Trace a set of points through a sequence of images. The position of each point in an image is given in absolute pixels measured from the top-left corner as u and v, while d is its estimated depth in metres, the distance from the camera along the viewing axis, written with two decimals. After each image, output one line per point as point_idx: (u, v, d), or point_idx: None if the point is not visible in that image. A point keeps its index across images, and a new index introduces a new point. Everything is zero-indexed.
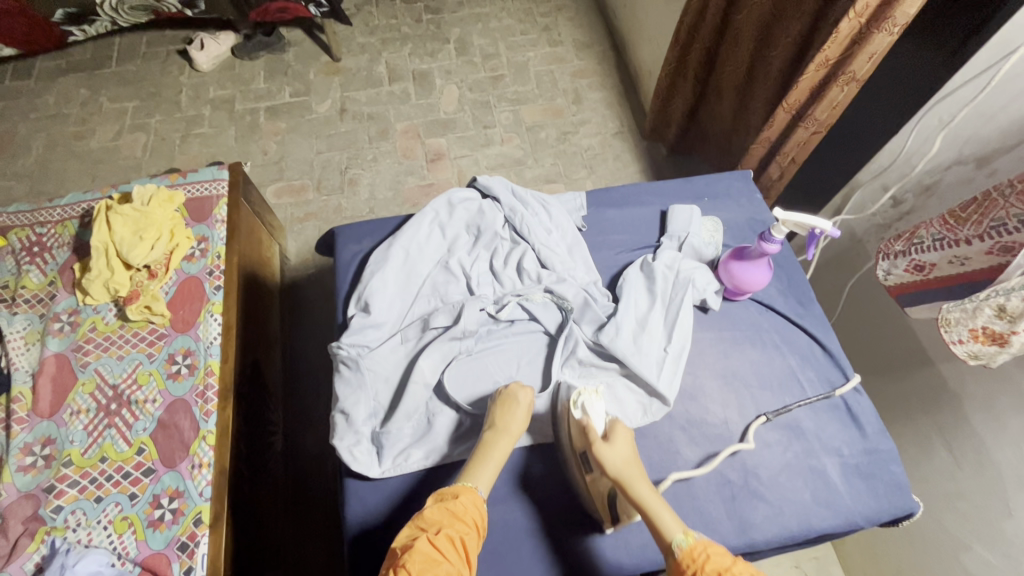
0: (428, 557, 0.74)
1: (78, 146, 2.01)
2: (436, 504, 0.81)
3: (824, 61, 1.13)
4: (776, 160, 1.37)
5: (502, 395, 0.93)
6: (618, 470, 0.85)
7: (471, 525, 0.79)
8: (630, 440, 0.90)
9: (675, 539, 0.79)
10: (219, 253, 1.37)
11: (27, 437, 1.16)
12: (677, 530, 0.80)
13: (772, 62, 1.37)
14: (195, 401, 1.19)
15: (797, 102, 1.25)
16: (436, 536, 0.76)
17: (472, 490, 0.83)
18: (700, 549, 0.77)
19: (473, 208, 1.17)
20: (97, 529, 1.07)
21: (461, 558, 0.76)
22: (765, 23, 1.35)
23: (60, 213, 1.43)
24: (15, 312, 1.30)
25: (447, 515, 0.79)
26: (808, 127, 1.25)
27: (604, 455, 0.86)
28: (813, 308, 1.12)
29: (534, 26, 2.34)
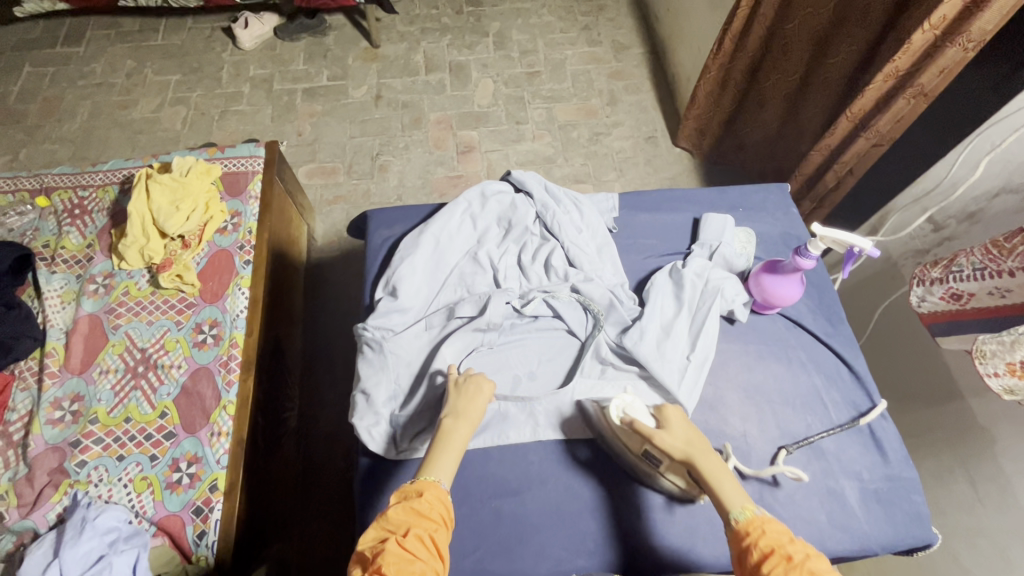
0: (399, 559, 0.69)
1: (121, 116, 2.06)
2: (400, 504, 0.76)
3: (893, 72, 1.11)
4: (832, 169, 1.34)
5: (457, 383, 0.91)
6: (679, 450, 0.84)
7: (440, 520, 0.75)
8: (685, 421, 0.87)
9: (734, 512, 0.77)
10: (251, 229, 1.40)
11: (57, 392, 1.20)
12: (736, 503, 0.78)
13: (830, 70, 1.35)
14: (218, 370, 1.22)
15: (860, 112, 1.21)
16: (405, 538, 0.72)
17: (436, 485, 0.78)
18: (758, 523, 0.74)
19: (505, 201, 1.18)
20: (117, 486, 1.10)
21: (433, 554, 0.72)
22: (822, 32, 1.33)
23: (102, 178, 1.48)
24: (53, 271, 1.35)
25: (412, 514, 0.74)
26: (869, 138, 1.23)
27: (662, 441, 0.85)
28: (843, 328, 1.10)
29: (574, 25, 2.33)
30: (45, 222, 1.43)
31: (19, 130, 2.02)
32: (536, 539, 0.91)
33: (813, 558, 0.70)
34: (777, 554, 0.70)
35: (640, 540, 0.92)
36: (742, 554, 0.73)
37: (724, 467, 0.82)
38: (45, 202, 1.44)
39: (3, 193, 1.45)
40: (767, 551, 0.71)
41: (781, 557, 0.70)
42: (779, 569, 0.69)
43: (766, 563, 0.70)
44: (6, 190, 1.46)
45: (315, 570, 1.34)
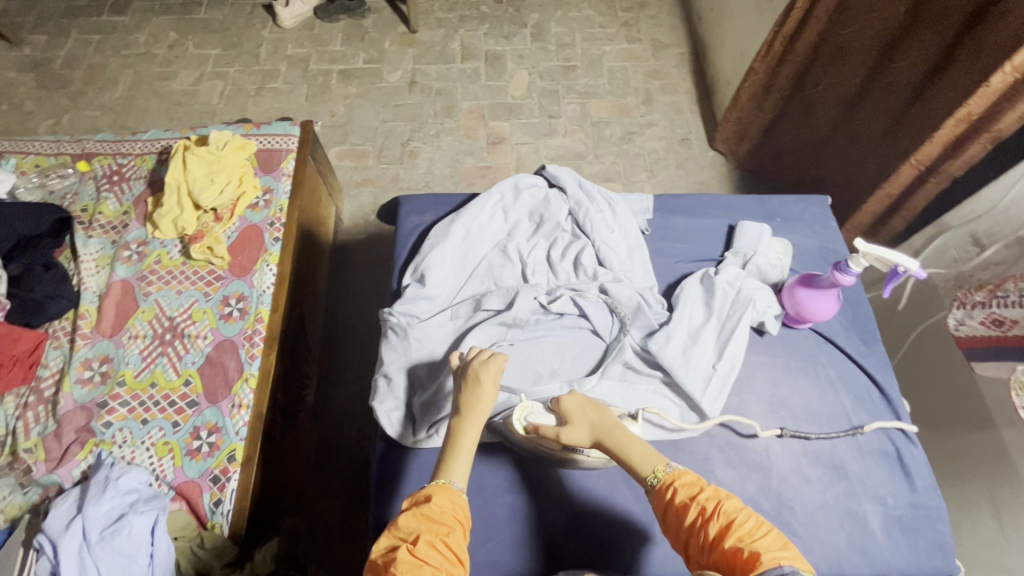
0: (411, 564, 0.68)
1: (161, 87, 2.09)
2: (410, 511, 0.75)
3: (965, 116, 1.09)
4: (900, 214, 1.33)
5: (466, 373, 0.88)
6: (586, 436, 0.86)
7: (453, 524, 0.74)
8: (583, 405, 0.88)
9: (647, 478, 0.79)
10: (281, 206, 1.42)
11: (88, 353, 1.23)
12: (647, 468, 0.80)
13: (893, 76, 1.29)
14: (242, 344, 1.24)
15: (927, 158, 1.19)
16: (416, 544, 0.70)
17: (447, 487, 0.77)
18: (669, 482, 0.77)
19: (538, 196, 1.17)
20: (139, 449, 1.13)
21: (447, 558, 0.70)
22: (889, 37, 1.27)
23: (141, 147, 1.50)
24: (90, 235, 1.38)
25: (423, 520, 0.73)
26: (937, 183, 1.21)
27: (570, 438, 0.86)
28: (876, 348, 1.08)
29: (614, 20, 2.30)
30: (85, 186, 1.46)
31: (64, 95, 2.06)
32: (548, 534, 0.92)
33: (724, 497, 0.72)
34: (691, 507, 0.72)
35: (652, 545, 0.91)
36: (664, 511, 0.75)
37: (628, 435, 0.84)
38: (85, 167, 1.47)
39: (46, 156, 1.49)
40: (684, 504, 0.73)
41: (697, 510, 0.72)
42: (696, 522, 0.71)
43: (685, 516, 0.72)
44: (49, 153, 1.50)
45: (323, 547, 1.36)
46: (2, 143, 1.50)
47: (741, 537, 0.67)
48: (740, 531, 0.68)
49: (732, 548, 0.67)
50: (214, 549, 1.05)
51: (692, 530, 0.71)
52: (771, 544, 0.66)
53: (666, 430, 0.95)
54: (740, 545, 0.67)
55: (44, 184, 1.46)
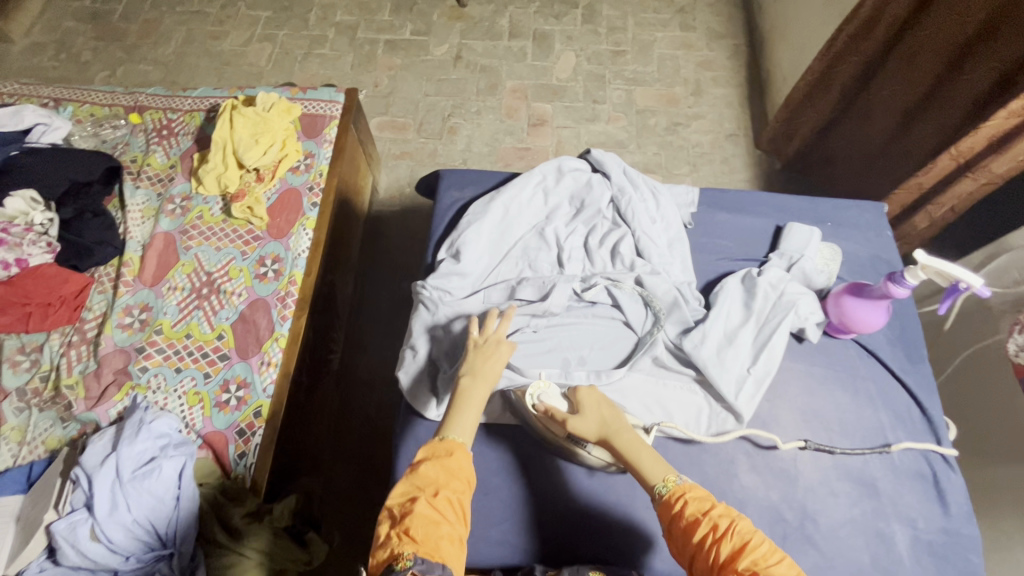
0: (430, 519, 0.70)
1: (211, 46, 2.12)
2: (430, 461, 0.76)
3: (1018, 110, 1.08)
4: (927, 209, 1.33)
5: (478, 346, 0.90)
6: (593, 430, 0.84)
7: (466, 483, 0.76)
8: (600, 400, 0.86)
9: (656, 485, 0.78)
10: (321, 172, 1.43)
11: (129, 299, 1.27)
12: (659, 477, 0.79)
13: (960, 87, 1.22)
14: (275, 304, 1.26)
15: (969, 151, 1.19)
16: (435, 497, 0.72)
17: (464, 446, 0.79)
18: (678, 494, 0.75)
19: (581, 180, 1.15)
20: (172, 396, 1.17)
21: (460, 518, 0.72)
22: (960, 45, 1.19)
23: (190, 103, 1.53)
24: (138, 186, 1.42)
25: (443, 472, 0.75)
26: (976, 178, 1.21)
27: (575, 426, 0.85)
28: (921, 366, 1.03)
29: (669, 6, 2.22)
30: (135, 138, 1.50)
31: (119, 48, 2.11)
32: (560, 520, 0.93)
33: (738, 518, 0.71)
34: (703, 523, 0.71)
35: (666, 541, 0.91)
36: (669, 524, 0.74)
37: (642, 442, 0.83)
38: (137, 119, 1.51)
39: (100, 106, 1.53)
40: (694, 519, 0.72)
41: (709, 525, 0.71)
42: (707, 538, 0.70)
43: (695, 531, 0.71)
44: (103, 103, 1.53)
45: (337, 508, 1.39)
46: (60, 90, 1.55)
47: (756, 560, 0.66)
48: (754, 553, 0.67)
49: (745, 570, 0.66)
50: (235, 495, 1.09)
51: (702, 545, 0.70)
52: (785, 570, 0.65)
53: (678, 440, 0.94)
54: (754, 569, 0.66)
55: (97, 133, 1.50)
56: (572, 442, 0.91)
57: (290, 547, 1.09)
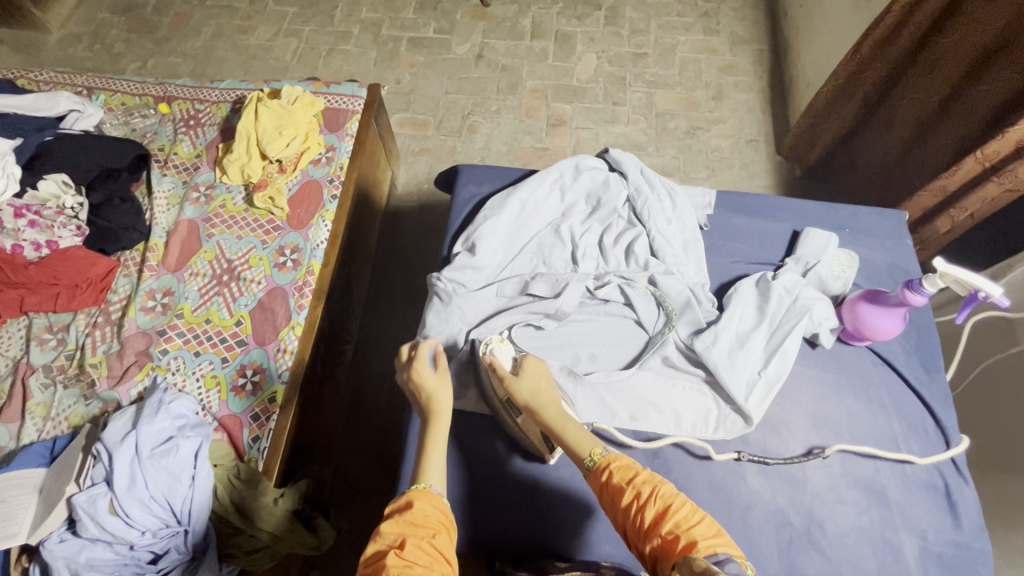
0: (401, 565, 0.68)
1: (239, 40, 2.17)
2: (393, 518, 0.76)
3: None
4: (949, 213, 1.34)
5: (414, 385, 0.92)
6: (526, 397, 0.87)
7: (437, 526, 0.75)
8: (541, 370, 0.90)
9: (584, 459, 0.79)
10: (342, 165, 1.45)
11: (153, 284, 1.30)
12: (586, 451, 0.80)
13: (980, 97, 1.21)
14: (292, 293, 1.29)
15: (994, 155, 1.18)
16: (404, 547, 0.71)
17: (427, 493, 0.79)
18: (605, 464, 0.76)
19: (598, 178, 1.16)
20: (190, 378, 1.20)
21: (438, 557, 0.71)
22: (981, 53, 1.18)
23: (217, 95, 1.57)
24: (165, 173, 1.45)
25: (407, 524, 0.74)
26: (1000, 183, 1.20)
27: (513, 388, 0.88)
28: (937, 377, 1.02)
29: (693, 10, 2.21)
30: (163, 127, 1.54)
31: (151, 40, 2.17)
32: (563, 512, 0.94)
33: (660, 482, 0.72)
34: (628, 491, 0.72)
35: None
36: (600, 494, 0.75)
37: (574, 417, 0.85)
38: (166, 109, 1.55)
39: (131, 95, 1.57)
40: (619, 488, 0.73)
41: (634, 493, 0.71)
42: (632, 506, 0.70)
43: (622, 499, 0.72)
44: (134, 93, 1.58)
45: (345, 495, 1.41)
46: (93, 79, 1.59)
47: (677, 522, 0.66)
48: (675, 516, 0.67)
49: (668, 533, 0.66)
50: (246, 478, 1.10)
51: (628, 513, 0.71)
52: (705, 530, 0.65)
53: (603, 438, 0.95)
54: (675, 530, 0.66)
55: (128, 122, 1.54)
56: (507, 407, 0.93)
57: (299, 530, 1.12)
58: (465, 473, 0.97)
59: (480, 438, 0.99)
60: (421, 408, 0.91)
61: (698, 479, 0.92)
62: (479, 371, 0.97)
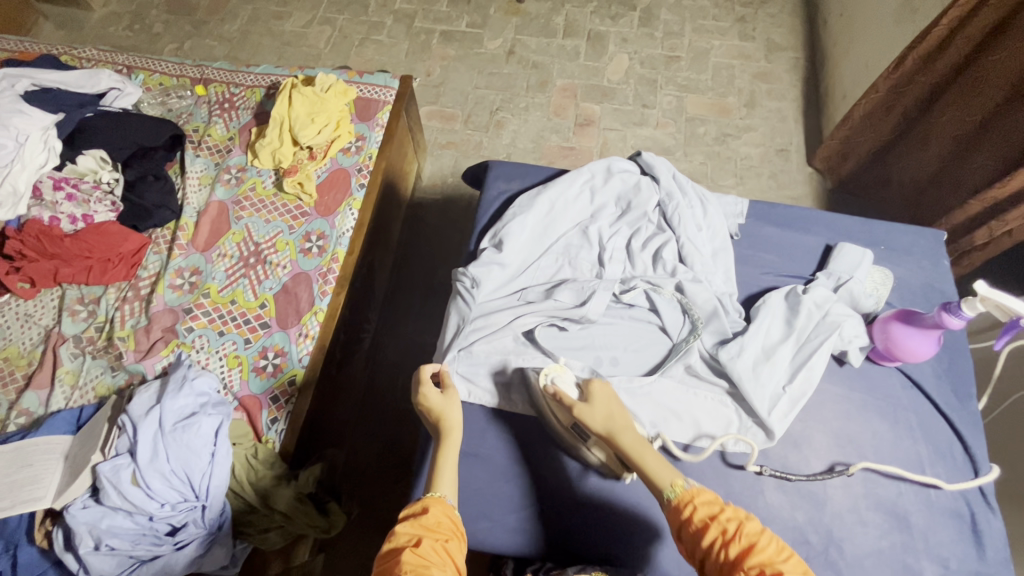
0: (415, 564, 0.69)
1: (274, 25, 2.19)
2: (408, 521, 0.77)
3: None
4: (989, 224, 1.28)
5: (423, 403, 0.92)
6: (599, 423, 0.86)
7: (450, 532, 0.76)
8: (609, 396, 0.89)
9: (665, 490, 0.78)
10: (371, 155, 1.46)
11: (182, 262, 1.33)
12: (667, 482, 0.78)
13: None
14: (317, 279, 1.30)
15: None
16: (419, 547, 0.72)
17: (441, 500, 0.80)
18: (687, 499, 0.75)
19: (629, 181, 1.15)
20: (213, 357, 1.22)
21: (449, 562, 0.72)
22: None
23: (253, 79, 1.59)
24: (198, 154, 1.48)
25: (421, 528, 0.75)
26: None
27: (582, 414, 0.87)
28: (967, 403, 1.00)
29: (729, 14, 2.18)
30: (199, 109, 1.56)
31: (189, 22, 2.20)
32: (577, 514, 0.93)
33: (746, 519, 0.71)
34: (712, 526, 0.71)
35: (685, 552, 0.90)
36: (681, 529, 0.74)
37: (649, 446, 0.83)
38: (202, 91, 1.57)
39: (169, 76, 1.60)
40: (703, 524, 0.72)
41: (718, 529, 0.71)
42: (716, 542, 0.70)
43: (705, 535, 0.71)
44: (172, 74, 1.61)
45: (356, 480, 1.43)
46: (133, 58, 1.62)
47: (765, 561, 0.66)
48: (763, 554, 0.67)
49: (756, 570, 0.66)
50: (264, 459, 1.12)
51: (711, 549, 0.70)
52: (794, 569, 0.65)
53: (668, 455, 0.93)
54: (764, 569, 0.65)
55: (164, 102, 1.56)
56: (576, 433, 0.92)
57: (311, 513, 1.12)
58: (483, 467, 0.96)
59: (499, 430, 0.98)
60: (434, 430, 0.91)
61: (716, 491, 0.91)
62: (532, 390, 0.96)
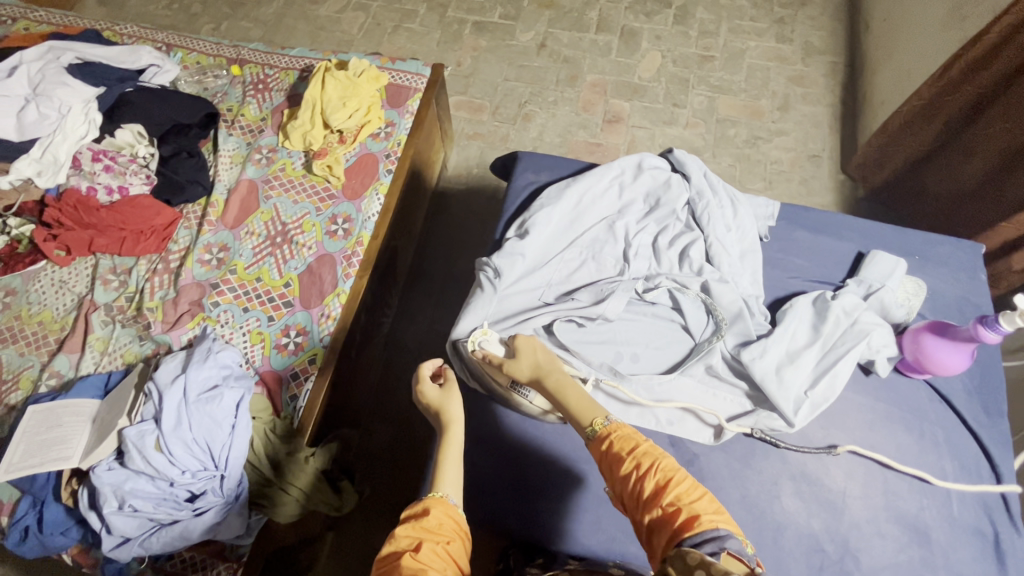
0: (415, 572, 0.67)
1: (309, 10, 2.21)
2: (408, 523, 0.74)
3: None
4: None
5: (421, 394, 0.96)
6: (527, 373, 0.89)
7: (452, 533, 0.74)
8: (534, 346, 0.91)
9: (587, 427, 0.78)
10: (400, 141, 1.47)
11: (211, 238, 1.35)
12: (589, 419, 0.79)
13: None
14: (341, 261, 1.32)
15: None
16: (419, 552, 0.70)
17: (443, 501, 0.77)
18: (605, 433, 0.74)
19: (659, 178, 1.14)
20: (237, 332, 1.24)
21: (451, 566, 0.70)
22: None
23: (287, 62, 1.61)
24: (231, 133, 1.50)
25: (421, 531, 0.73)
26: None
27: (510, 369, 0.90)
28: (997, 421, 0.97)
29: (767, 15, 2.13)
30: (233, 88, 1.59)
31: (226, 4, 2.23)
32: (590, 507, 0.95)
33: (661, 454, 0.70)
34: (627, 461, 0.70)
35: None
36: (600, 462, 0.74)
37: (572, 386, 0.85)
38: (237, 71, 1.60)
39: (206, 55, 1.63)
40: (618, 457, 0.71)
41: (632, 464, 0.70)
42: (631, 476, 0.69)
43: (621, 470, 0.70)
44: (209, 52, 1.63)
45: (368, 462, 1.45)
46: (173, 37, 1.66)
47: (678, 495, 0.65)
48: (676, 489, 0.66)
49: (668, 505, 0.65)
50: (281, 432, 1.15)
51: (627, 482, 0.69)
52: (707, 505, 0.64)
53: (619, 401, 0.95)
54: (677, 504, 0.65)
55: (201, 80, 1.60)
56: (514, 390, 0.95)
57: (325, 489, 1.15)
58: (493, 456, 0.99)
59: (492, 417, 1.01)
60: (436, 424, 0.93)
61: (731, 493, 0.90)
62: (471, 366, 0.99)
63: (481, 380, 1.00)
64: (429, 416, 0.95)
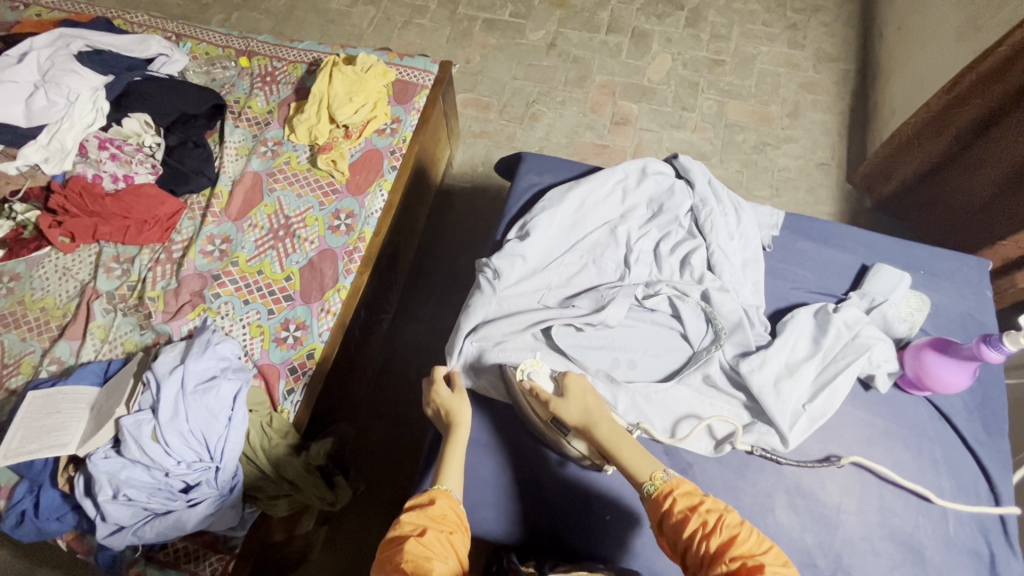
0: (418, 554, 0.69)
1: (320, 3, 2.21)
2: (413, 511, 0.77)
3: None
4: None
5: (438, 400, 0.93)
6: (576, 417, 0.86)
7: (455, 525, 0.77)
8: (586, 390, 0.88)
9: (645, 484, 0.78)
10: (405, 137, 1.47)
11: (214, 229, 1.35)
12: (647, 477, 0.78)
13: None
14: (342, 257, 1.32)
15: None
16: (423, 536, 0.72)
17: (447, 493, 0.80)
18: (667, 490, 0.75)
19: (663, 184, 1.13)
20: (237, 324, 1.25)
21: (452, 554, 0.72)
22: None
23: (295, 55, 1.61)
24: (237, 125, 1.50)
25: (426, 518, 0.76)
26: None
27: (559, 410, 0.87)
28: (997, 441, 0.96)
29: (780, 20, 2.11)
30: (241, 80, 1.59)
31: None
32: (580, 513, 0.94)
33: (726, 510, 0.71)
34: (693, 518, 0.71)
35: None
36: (661, 519, 0.74)
37: (626, 443, 0.83)
38: (245, 63, 1.60)
39: (215, 46, 1.63)
40: (683, 514, 0.72)
41: (699, 521, 0.70)
42: (697, 534, 0.70)
43: (685, 527, 0.71)
44: (218, 43, 1.63)
45: (363, 458, 1.45)
46: (182, 26, 1.66)
47: (744, 551, 0.66)
48: (744, 545, 0.67)
49: (735, 561, 0.66)
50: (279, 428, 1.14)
51: (693, 540, 0.70)
52: (774, 561, 0.66)
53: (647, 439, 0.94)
54: (743, 560, 0.66)
55: (209, 71, 1.60)
56: (556, 428, 0.92)
57: (319, 484, 1.15)
58: (487, 457, 0.98)
59: (490, 419, 1.00)
60: (444, 425, 0.93)
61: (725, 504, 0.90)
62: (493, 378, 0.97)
63: (508, 394, 0.96)
64: (436, 418, 0.94)
